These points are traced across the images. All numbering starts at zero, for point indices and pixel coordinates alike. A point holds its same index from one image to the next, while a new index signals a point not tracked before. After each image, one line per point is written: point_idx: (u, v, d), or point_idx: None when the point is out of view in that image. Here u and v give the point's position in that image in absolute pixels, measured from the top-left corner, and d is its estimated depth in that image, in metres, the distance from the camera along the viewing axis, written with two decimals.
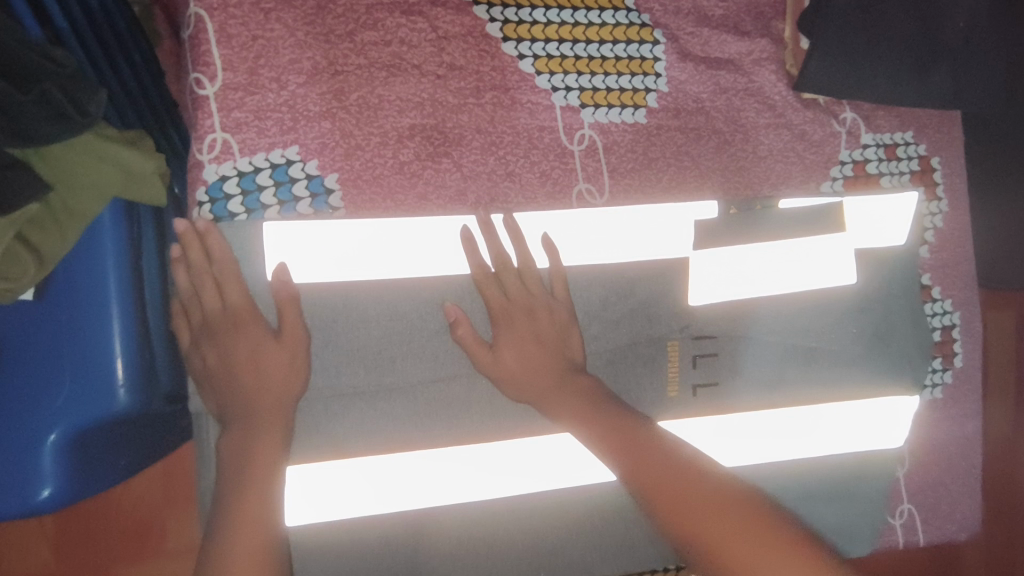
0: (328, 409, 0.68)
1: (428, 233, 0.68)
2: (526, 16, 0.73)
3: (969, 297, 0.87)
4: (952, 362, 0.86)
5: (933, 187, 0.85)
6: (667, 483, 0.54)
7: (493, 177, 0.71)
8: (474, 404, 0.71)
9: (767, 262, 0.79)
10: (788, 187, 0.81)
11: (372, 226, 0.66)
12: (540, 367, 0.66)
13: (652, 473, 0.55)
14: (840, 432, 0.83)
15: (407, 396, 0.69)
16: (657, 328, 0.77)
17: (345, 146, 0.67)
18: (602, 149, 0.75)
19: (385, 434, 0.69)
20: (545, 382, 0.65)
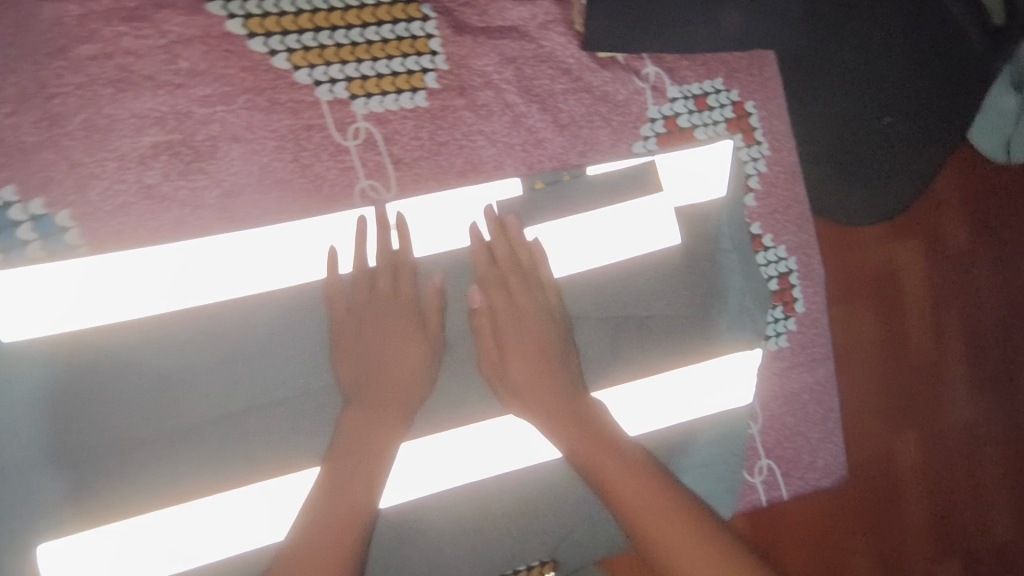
0: (312, 415, 0.66)
1: (292, 240, 0.65)
2: (272, 7, 0.66)
3: (806, 240, 0.85)
4: (795, 309, 0.85)
5: (751, 132, 0.82)
6: (608, 465, 0.62)
7: (259, 188, 0.66)
8: (472, 376, 0.72)
9: (584, 237, 0.76)
10: (597, 154, 0.78)
11: (189, 252, 0.62)
12: (526, 340, 0.68)
13: (601, 463, 0.63)
14: (688, 399, 0.80)
15: (344, 397, 0.67)
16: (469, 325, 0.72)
17: (76, 176, 0.61)
18: (382, 140, 0.70)
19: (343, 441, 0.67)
20: (533, 354, 0.68)
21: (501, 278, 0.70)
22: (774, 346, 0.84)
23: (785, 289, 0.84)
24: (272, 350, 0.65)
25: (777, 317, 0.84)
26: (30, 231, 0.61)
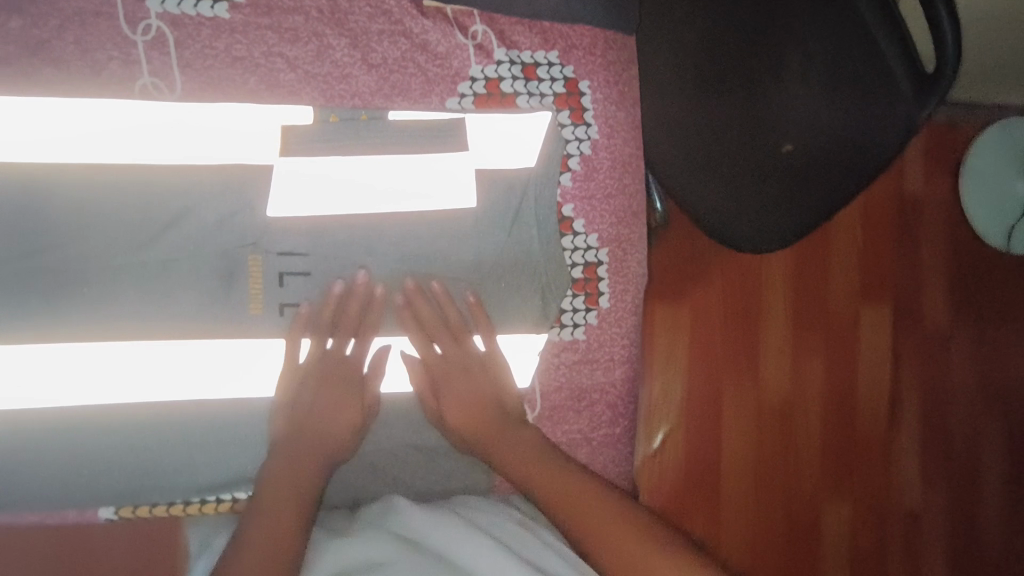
0: (198, 275, 0.71)
1: (251, 125, 0.72)
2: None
3: (625, 235, 0.81)
4: (598, 303, 0.80)
5: (581, 111, 0.80)
6: (535, 465, 0.69)
7: (31, 61, 0.67)
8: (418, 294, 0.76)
9: (367, 179, 0.74)
10: (406, 101, 0.76)
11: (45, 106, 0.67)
12: (475, 414, 0.75)
13: (552, 489, 0.65)
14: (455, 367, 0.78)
15: (222, 273, 0.72)
16: (226, 239, 0.71)
17: None
18: (173, 42, 0.70)
19: (220, 318, 0.72)
20: (490, 425, 0.74)
21: (460, 362, 0.77)
22: (569, 335, 0.80)
23: (589, 280, 0.80)
24: (181, 216, 0.70)
25: (577, 307, 0.80)
26: None
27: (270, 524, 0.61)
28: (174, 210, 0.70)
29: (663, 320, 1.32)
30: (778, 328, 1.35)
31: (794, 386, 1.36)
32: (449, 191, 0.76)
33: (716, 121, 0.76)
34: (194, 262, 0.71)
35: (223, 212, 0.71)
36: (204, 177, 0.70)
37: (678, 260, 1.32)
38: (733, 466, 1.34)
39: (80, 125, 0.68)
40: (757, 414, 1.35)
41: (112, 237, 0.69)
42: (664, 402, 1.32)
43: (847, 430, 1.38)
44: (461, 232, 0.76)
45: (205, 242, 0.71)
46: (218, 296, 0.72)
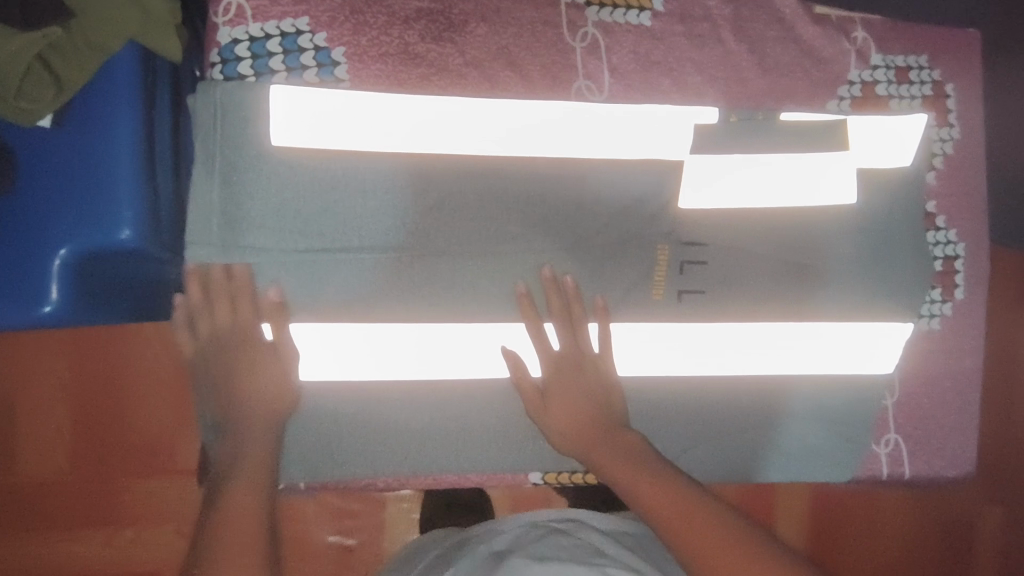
0: (613, 258, 0.77)
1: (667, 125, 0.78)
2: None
3: (978, 230, 0.86)
4: (953, 294, 0.85)
5: (945, 113, 0.84)
6: (667, 502, 0.65)
7: (495, 66, 0.74)
8: (802, 283, 0.81)
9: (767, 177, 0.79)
10: (794, 102, 0.81)
11: (505, 107, 0.74)
12: (582, 420, 0.74)
13: (688, 524, 0.63)
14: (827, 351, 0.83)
15: (636, 261, 0.78)
16: (645, 226, 0.77)
17: (353, 22, 0.71)
18: (604, 48, 0.76)
19: (631, 304, 0.78)
20: (594, 435, 0.73)
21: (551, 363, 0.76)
22: (926, 325, 0.85)
23: (948, 272, 0.84)
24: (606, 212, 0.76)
25: (934, 299, 0.84)
26: (310, 58, 0.70)
27: (242, 504, 0.62)
28: (600, 203, 0.76)
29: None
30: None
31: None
32: (840, 189, 0.81)
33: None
34: (612, 250, 0.77)
35: (638, 203, 0.77)
36: (626, 172, 0.76)
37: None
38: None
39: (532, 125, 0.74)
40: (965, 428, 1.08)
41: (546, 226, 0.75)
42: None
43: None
44: (840, 226, 0.81)
45: (622, 229, 0.77)
46: (629, 281, 0.78)
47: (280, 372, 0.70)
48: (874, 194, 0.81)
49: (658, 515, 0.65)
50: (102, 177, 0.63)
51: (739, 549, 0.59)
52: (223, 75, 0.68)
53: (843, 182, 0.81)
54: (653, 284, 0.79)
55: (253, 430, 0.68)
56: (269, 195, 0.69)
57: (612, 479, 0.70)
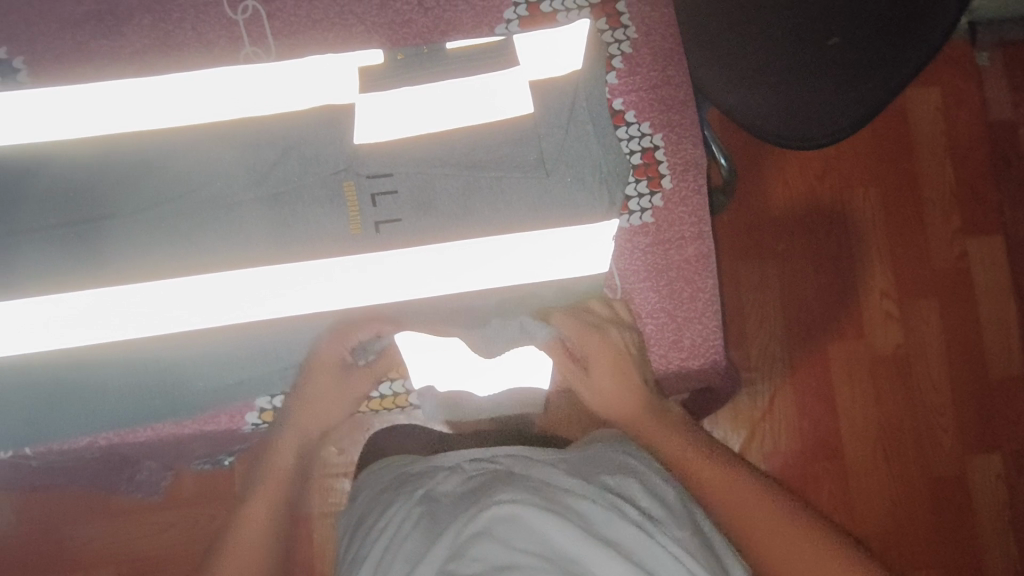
0: (297, 199, 0.79)
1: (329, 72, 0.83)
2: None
3: (676, 120, 0.86)
4: (660, 186, 0.85)
5: (617, 16, 0.87)
6: (711, 470, 0.68)
7: (163, 48, 0.83)
8: (497, 201, 0.81)
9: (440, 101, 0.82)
10: (460, 34, 0.86)
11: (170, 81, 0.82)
12: (623, 382, 0.82)
13: (719, 486, 0.66)
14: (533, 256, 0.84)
15: (321, 198, 0.79)
16: (322, 166, 0.79)
17: (30, 35, 0.82)
18: (266, 16, 0.84)
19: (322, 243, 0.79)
20: (642, 410, 0.79)
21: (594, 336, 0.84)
22: (637, 221, 0.86)
23: (649, 165, 0.85)
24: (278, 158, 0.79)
25: (641, 192, 0.84)
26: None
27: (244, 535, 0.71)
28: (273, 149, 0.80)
29: (748, 279, 1.36)
30: (874, 272, 1.37)
31: (906, 330, 1.36)
32: (516, 100, 0.81)
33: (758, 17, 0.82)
34: (293, 190, 0.79)
35: (311, 145, 0.79)
36: (299, 119, 0.80)
37: (747, 216, 1.37)
38: (851, 421, 1.34)
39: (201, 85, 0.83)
40: (859, 365, 1.35)
41: (226, 174, 0.79)
42: (763, 361, 1.34)
43: (969, 357, 1.36)
44: (519, 133, 0.81)
45: (299, 167, 0.79)
46: (318, 220, 0.79)
47: (335, 397, 0.87)
48: (551, 98, 0.82)
49: (690, 480, 0.68)
50: None
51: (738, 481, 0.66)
52: None
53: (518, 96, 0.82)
54: (348, 219, 0.79)
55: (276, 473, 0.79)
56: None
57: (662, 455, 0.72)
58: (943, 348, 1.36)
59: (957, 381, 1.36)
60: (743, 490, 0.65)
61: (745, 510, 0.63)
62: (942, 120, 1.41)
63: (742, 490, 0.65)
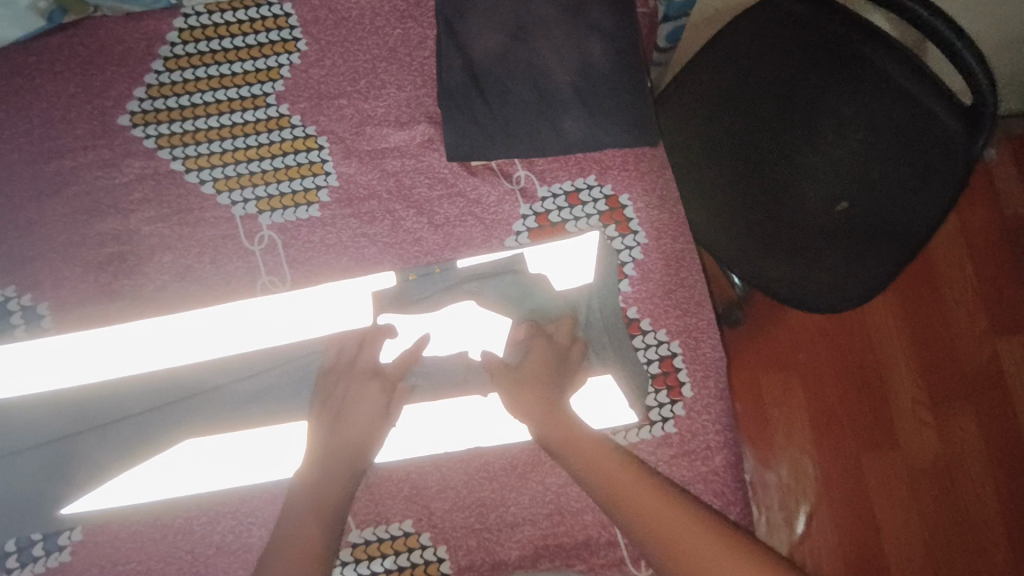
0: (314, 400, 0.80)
1: (345, 296, 0.84)
2: (180, 128, 0.88)
3: (692, 323, 0.85)
4: (682, 393, 0.83)
5: (625, 222, 0.88)
6: (687, 543, 0.54)
7: (181, 282, 0.85)
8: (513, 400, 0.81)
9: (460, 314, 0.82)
10: (471, 249, 0.87)
11: (186, 314, 0.83)
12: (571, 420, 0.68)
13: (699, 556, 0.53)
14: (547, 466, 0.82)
15: None
16: None
17: (53, 278, 0.84)
18: (281, 245, 0.86)
19: None
20: (602, 458, 0.62)
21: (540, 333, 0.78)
22: (660, 431, 0.83)
23: (668, 373, 0.84)
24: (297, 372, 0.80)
25: (661, 402, 0.83)
26: (19, 317, 0.83)
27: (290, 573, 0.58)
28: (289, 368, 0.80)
29: (774, 393, 1.33)
30: (903, 379, 1.33)
31: (943, 440, 1.30)
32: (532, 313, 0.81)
33: (758, 185, 0.99)
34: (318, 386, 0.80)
35: None
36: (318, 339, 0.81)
37: (765, 335, 1.35)
38: (896, 536, 1.27)
39: (217, 307, 0.84)
40: (899, 472, 1.29)
41: (265, 408, 0.79)
42: (797, 480, 1.29)
43: (1010, 460, 1.29)
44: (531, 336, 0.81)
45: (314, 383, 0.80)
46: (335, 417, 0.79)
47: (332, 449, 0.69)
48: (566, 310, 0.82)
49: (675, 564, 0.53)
50: None
51: (695, 525, 0.55)
52: None
53: (538, 298, 0.82)
54: None
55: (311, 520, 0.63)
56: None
57: (611, 506, 0.58)
58: (981, 452, 1.30)
59: (1002, 479, 1.29)
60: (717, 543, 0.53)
61: (700, 555, 0.53)
62: (954, 222, 1.38)
63: (695, 531, 0.54)
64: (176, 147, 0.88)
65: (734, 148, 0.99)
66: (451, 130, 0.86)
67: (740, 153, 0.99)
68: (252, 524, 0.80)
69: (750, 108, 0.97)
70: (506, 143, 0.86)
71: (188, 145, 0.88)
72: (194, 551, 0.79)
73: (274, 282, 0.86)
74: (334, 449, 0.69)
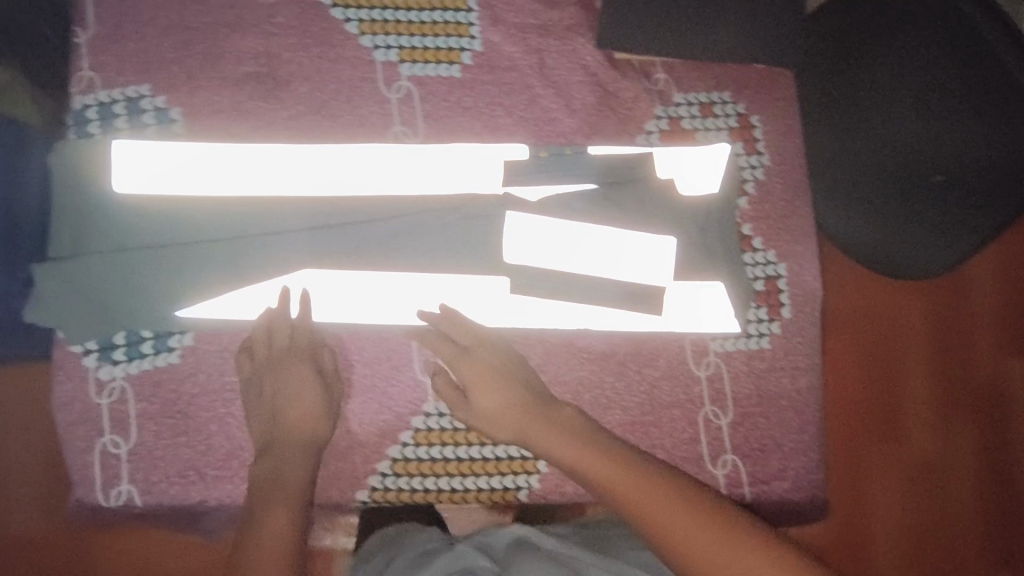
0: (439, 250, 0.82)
1: (477, 159, 0.85)
2: None
3: (800, 250, 0.88)
4: (780, 313, 0.86)
5: (753, 142, 0.89)
6: (636, 488, 0.65)
7: (315, 115, 0.84)
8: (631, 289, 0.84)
9: (594, 201, 0.83)
10: (602, 139, 0.88)
11: (310, 149, 0.82)
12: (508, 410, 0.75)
13: (638, 494, 0.64)
14: (645, 356, 0.85)
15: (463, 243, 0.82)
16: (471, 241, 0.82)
17: (188, 86, 0.82)
18: (417, 97, 0.86)
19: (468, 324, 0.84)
20: (519, 417, 0.75)
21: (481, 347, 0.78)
22: (755, 344, 0.86)
23: (771, 292, 0.87)
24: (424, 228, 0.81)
25: (761, 317, 0.86)
26: (150, 118, 0.81)
27: (273, 524, 0.68)
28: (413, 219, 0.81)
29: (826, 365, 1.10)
30: (920, 376, 1.10)
31: (942, 440, 1.10)
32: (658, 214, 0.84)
33: (844, 138, 0.89)
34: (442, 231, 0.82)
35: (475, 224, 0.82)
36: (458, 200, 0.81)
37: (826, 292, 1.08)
38: (886, 523, 1.07)
39: (346, 147, 0.83)
40: (902, 468, 1.08)
41: (394, 250, 0.81)
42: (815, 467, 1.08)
43: (1005, 471, 1.11)
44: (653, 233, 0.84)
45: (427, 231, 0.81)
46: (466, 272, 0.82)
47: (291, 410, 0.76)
48: (690, 213, 0.84)
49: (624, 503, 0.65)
50: None
51: (663, 493, 0.64)
52: (76, 135, 0.79)
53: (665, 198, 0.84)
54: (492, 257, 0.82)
55: (286, 472, 0.73)
56: (118, 229, 0.78)
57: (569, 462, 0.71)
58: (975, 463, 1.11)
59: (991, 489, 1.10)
60: (673, 496, 0.63)
61: (661, 516, 0.62)
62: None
63: (664, 495, 0.64)
64: None
65: (829, 99, 0.90)
66: (614, 16, 0.87)
67: (834, 105, 0.89)
68: (355, 360, 0.82)
69: (849, 54, 0.87)
70: (648, 37, 0.87)
71: None
72: None
73: (407, 130, 0.85)
74: (285, 409, 0.76)
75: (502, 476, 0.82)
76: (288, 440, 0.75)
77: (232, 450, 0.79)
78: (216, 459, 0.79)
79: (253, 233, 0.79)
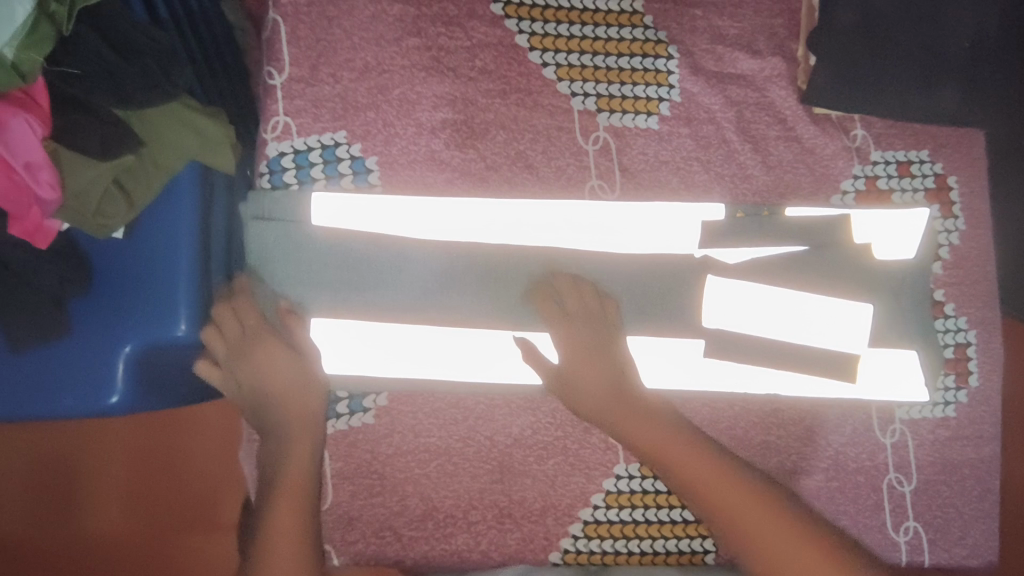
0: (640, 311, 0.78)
1: (675, 218, 0.81)
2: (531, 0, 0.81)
3: (990, 317, 0.87)
4: (967, 381, 0.86)
5: (949, 205, 0.87)
6: (723, 499, 0.63)
7: (512, 167, 0.80)
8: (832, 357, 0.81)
9: (799, 265, 0.79)
10: (799, 198, 0.85)
11: (508, 205, 0.79)
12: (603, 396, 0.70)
13: (726, 501, 0.63)
14: (830, 419, 0.85)
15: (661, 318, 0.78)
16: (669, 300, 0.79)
17: (385, 134, 0.78)
18: (615, 149, 0.82)
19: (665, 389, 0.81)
20: (648, 426, 0.68)
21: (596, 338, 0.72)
22: (942, 412, 0.86)
23: (959, 360, 0.86)
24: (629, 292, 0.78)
25: (949, 386, 0.86)
26: (346, 167, 0.78)
27: (281, 527, 0.62)
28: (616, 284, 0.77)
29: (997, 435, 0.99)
30: None
31: None
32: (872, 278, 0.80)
33: None
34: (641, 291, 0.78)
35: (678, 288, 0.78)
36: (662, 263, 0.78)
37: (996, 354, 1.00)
38: None
39: (543, 203, 0.79)
40: None
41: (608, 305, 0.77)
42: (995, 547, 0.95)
43: None
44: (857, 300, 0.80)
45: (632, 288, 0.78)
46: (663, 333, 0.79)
47: (291, 398, 0.69)
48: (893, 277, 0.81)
49: (711, 512, 0.63)
50: (144, 269, 0.70)
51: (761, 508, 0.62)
52: (270, 184, 0.76)
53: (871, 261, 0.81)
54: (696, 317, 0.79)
55: (285, 464, 0.66)
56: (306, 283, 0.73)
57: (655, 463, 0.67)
58: None
59: None
60: (771, 512, 0.62)
61: (762, 540, 0.61)
62: None
63: (761, 512, 0.62)
64: (523, 19, 0.81)
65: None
66: (826, 73, 0.80)
67: None
68: (548, 422, 0.80)
69: None
70: (869, 96, 0.80)
71: (535, 21, 0.81)
72: (491, 439, 0.80)
73: (602, 185, 0.82)
74: (285, 399, 0.69)
75: (692, 539, 0.82)
76: (289, 430, 0.68)
77: (428, 510, 0.79)
78: (412, 519, 0.79)
79: (451, 287, 0.75)
